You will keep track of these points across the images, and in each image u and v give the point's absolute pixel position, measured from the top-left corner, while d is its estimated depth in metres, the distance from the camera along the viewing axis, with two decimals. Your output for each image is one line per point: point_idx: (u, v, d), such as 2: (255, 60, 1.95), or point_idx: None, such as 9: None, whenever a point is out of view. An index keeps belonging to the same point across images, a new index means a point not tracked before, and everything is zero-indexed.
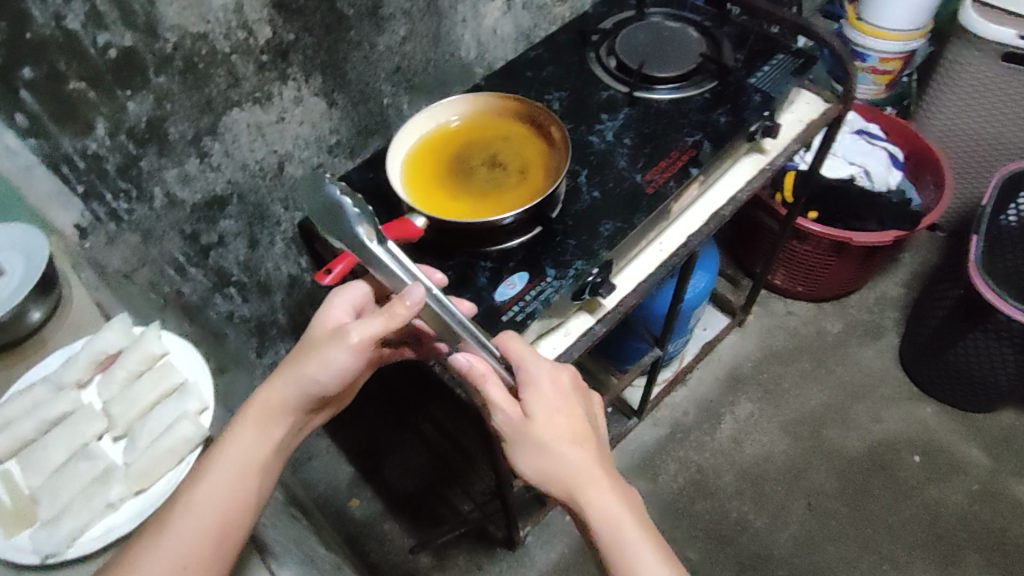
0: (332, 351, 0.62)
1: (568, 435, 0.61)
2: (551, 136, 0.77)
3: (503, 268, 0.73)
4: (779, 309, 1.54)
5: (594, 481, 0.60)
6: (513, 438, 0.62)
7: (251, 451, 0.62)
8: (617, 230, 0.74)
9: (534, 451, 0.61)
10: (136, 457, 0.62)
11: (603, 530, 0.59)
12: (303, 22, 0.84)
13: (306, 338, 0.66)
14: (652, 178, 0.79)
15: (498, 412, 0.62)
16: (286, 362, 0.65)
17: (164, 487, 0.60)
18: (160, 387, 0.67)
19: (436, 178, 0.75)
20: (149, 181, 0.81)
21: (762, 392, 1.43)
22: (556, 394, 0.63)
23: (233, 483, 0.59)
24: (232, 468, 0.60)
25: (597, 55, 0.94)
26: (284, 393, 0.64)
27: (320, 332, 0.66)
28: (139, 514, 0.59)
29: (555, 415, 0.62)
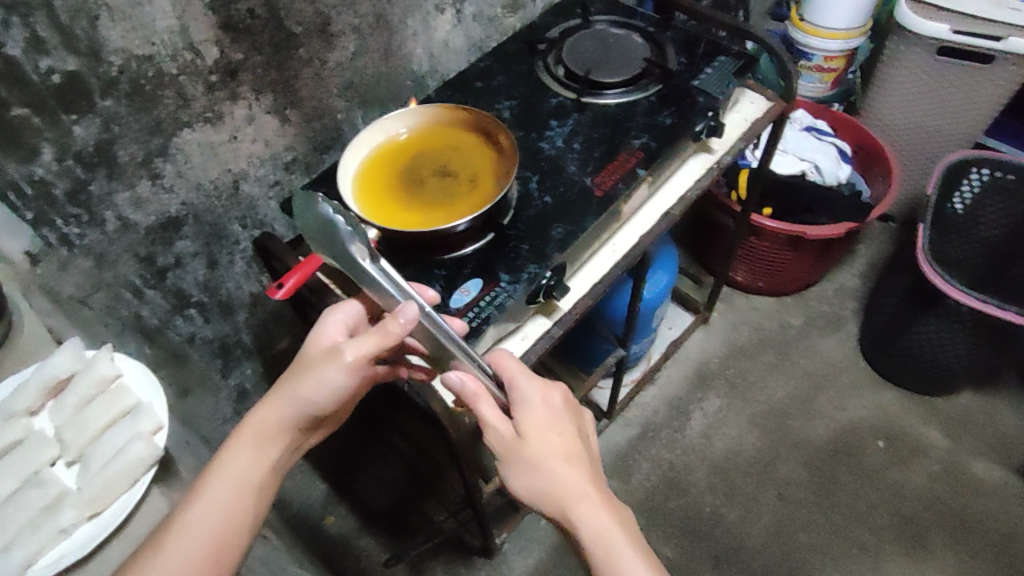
0: (328, 370, 0.61)
1: (561, 452, 0.61)
2: (500, 144, 0.78)
3: (457, 275, 0.74)
4: (742, 305, 1.57)
5: (587, 497, 0.60)
6: (503, 456, 0.61)
7: (247, 472, 0.62)
8: (567, 232, 0.76)
9: (527, 469, 0.60)
10: (87, 481, 0.61)
11: (596, 547, 0.58)
12: (251, 41, 0.85)
13: (301, 355, 0.64)
14: (601, 181, 0.81)
15: (490, 431, 0.61)
16: (281, 380, 0.63)
17: (119, 511, 0.60)
18: (114, 409, 0.66)
19: (388, 190, 0.76)
20: (101, 206, 0.81)
21: (729, 387, 1.46)
22: (547, 412, 0.62)
23: (228, 504, 0.60)
24: (228, 490, 0.61)
25: (545, 64, 0.95)
26: (280, 413, 0.62)
27: (314, 349, 0.64)
28: (92, 540, 0.59)
29: (547, 433, 0.61)
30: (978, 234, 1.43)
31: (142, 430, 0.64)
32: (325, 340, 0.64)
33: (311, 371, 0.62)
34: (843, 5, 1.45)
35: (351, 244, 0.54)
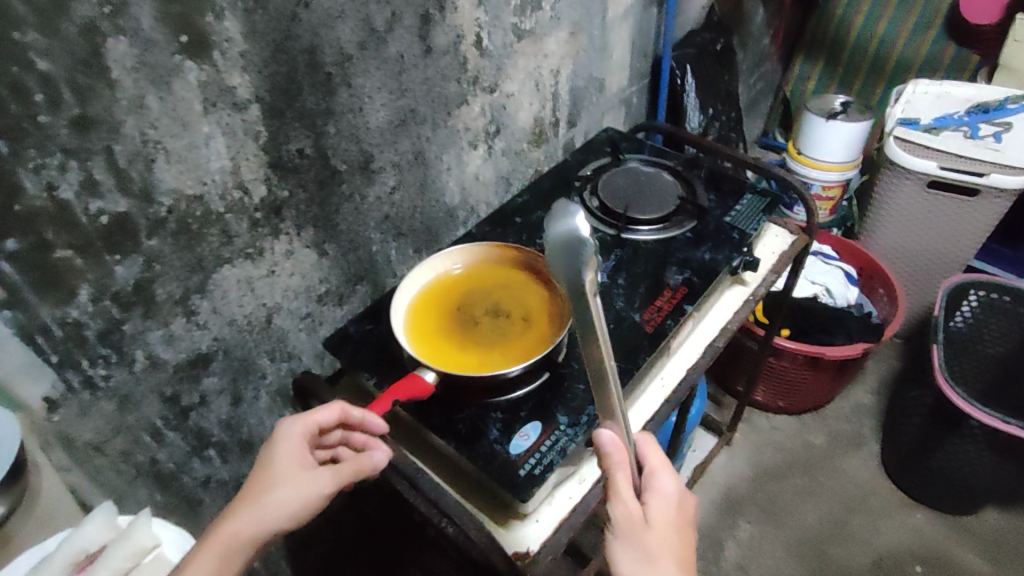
0: (309, 486, 0.62)
1: (676, 559, 0.60)
2: (551, 284, 0.78)
3: (515, 418, 0.70)
4: (762, 425, 1.54)
5: None
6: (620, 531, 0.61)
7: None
8: (623, 371, 0.74)
9: (640, 558, 0.59)
10: None
11: None
12: (297, 179, 0.85)
13: (260, 472, 0.64)
14: (650, 317, 0.80)
15: (619, 505, 0.61)
16: (256, 491, 0.61)
17: None
18: None
19: (440, 330, 0.74)
20: (131, 344, 0.78)
21: (761, 512, 1.39)
22: (676, 512, 0.62)
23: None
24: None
25: (581, 198, 0.97)
26: (256, 528, 0.59)
27: (288, 462, 0.64)
28: None
29: (669, 533, 0.61)
30: (983, 351, 1.44)
31: None
32: (288, 458, 0.64)
33: (290, 486, 0.62)
34: (837, 140, 1.55)
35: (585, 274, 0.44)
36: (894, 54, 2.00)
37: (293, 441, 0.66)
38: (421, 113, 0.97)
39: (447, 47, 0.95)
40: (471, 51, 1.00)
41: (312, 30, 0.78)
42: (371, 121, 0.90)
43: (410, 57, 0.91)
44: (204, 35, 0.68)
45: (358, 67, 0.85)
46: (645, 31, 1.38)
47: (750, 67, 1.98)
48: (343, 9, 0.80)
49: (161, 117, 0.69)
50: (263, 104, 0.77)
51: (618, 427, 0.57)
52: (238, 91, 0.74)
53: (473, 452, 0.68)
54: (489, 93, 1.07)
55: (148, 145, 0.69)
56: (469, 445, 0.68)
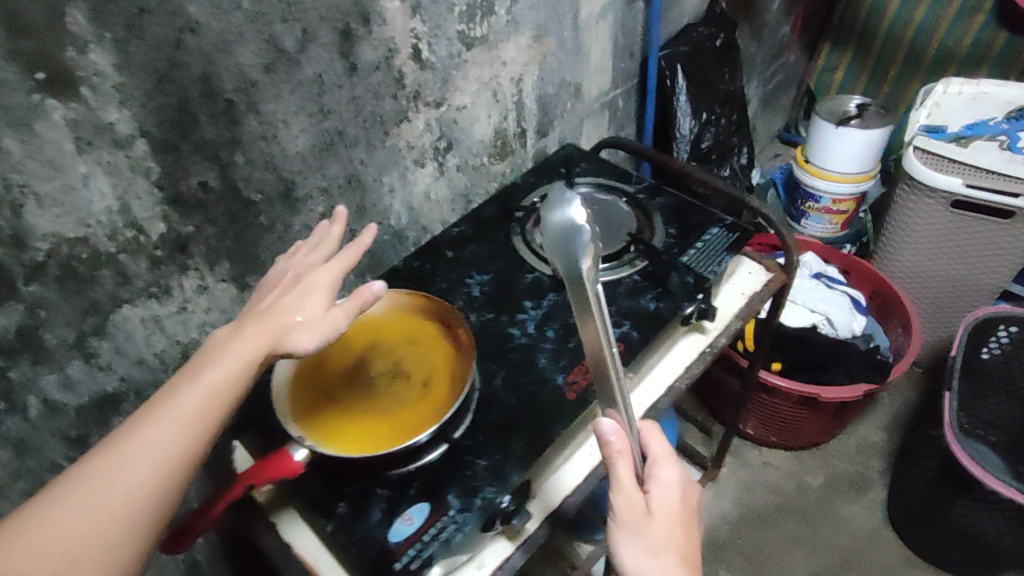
0: (334, 321, 0.58)
1: (679, 549, 0.57)
2: (459, 338, 0.70)
3: (402, 497, 0.64)
4: (755, 460, 1.44)
5: None
6: (623, 525, 0.58)
7: (207, 411, 0.50)
8: (532, 446, 0.66)
9: (643, 547, 0.57)
10: None
11: None
12: (204, 214, 0.79)
13: (289, 294, 0.59)
14: (575, 379, 0.71)
15: (621, 494, 0.57)
16: (274, 309, 0.57)
17: None
18: None
19: (330, 392, 0.67)
20: (24, 391, 0.73)
21: (745, 562, 1.29)
22: (682, 501, 0.59)
23: (178, 437, 0.48)
24: (175, 435, 0.49)
25: (522, 230, 0.88)
26: (260, 342, 0.55)
27: (310, 288, 0.59)
28: None
29: (673, 522, 0.58)
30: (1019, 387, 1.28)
31: None
32: (319, 290, 0.59)
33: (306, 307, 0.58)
34: (847, 149, 1.41)
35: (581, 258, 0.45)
36: (933, 45, 1.81)
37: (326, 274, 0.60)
38: (350, 134, 0.90)
39: (377, 63, 0.87)
40: (409, 64, 0.91)
41: (204, 57, 0.70)
42: (289, 148, 0.84)
43: (331, 77, 0.83)
44: (67, 70, 0.62)
45: (266, 91, 0.78)
46: (628, 30, 1.26)
47: (763, 60, 1.83)
48: (240, 31, 0.72)
49: (26, 160, 0.62)
50: (151, 138, 0.70)
51: (623, 417, 0.53)
52: (117, 126, 0.67)
53: (351, 537, 0.61)
54: (435, 108, 0.99)
55: (13, 190, 0.63)
56: (348, 528, 0.62)
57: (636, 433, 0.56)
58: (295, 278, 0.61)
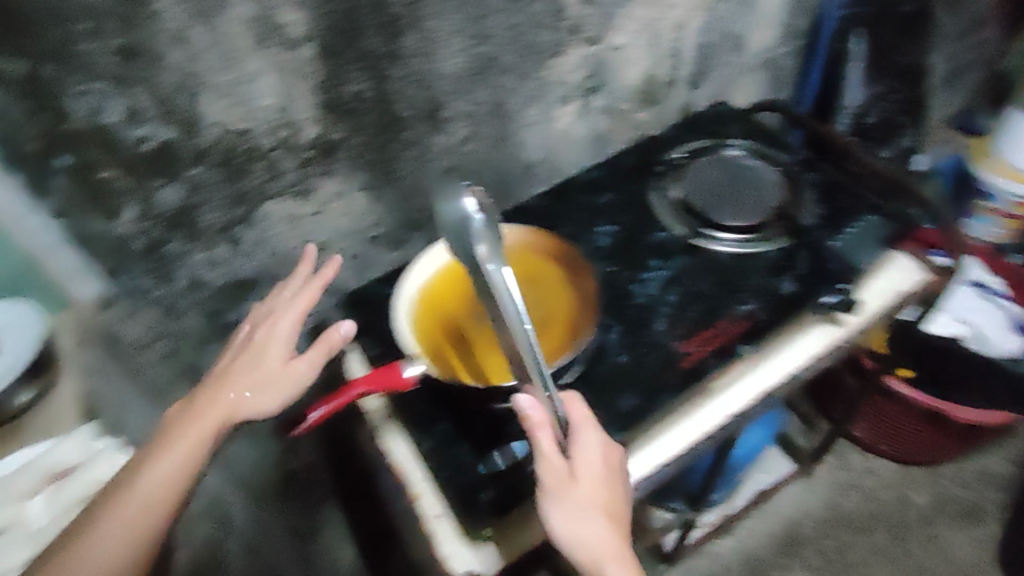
0: (288, 384, 0.67)
1: (605, 507, 0.57)
2: (582, 296, 0.69)
3: (501, 432, 0.65)
4: (857, 465, 1.36)
5: (620, 560, 0.56)
6: (549, 494, 0.56)
7: (177, 480, 0.61)
8: (636, 407, 0.65)
9: (571, 511, 0.56)
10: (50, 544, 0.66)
11: None
12: (353, 122, 0.81)
13: (244, 355, 0.68)
14: (692, 348, 0.69)
15: (545, 464, 0.56)
16: (240, 367, 0.67)
17: None
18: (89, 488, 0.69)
19: (448, 321, 0.69)
20: (176, 265, 0.80)
21: (823, 562, 1.25)
22: (605, 462, 0.58)
23: (157, 497, 0.60)
24: (148, 504, 0.60)
25: (660, 185, 0.84)
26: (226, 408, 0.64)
27: (266, 344, 0.68)
28: None
29: (600, 483, 0.57)
30: None
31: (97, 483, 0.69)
32: (278, 344, 0.68)
33: (264, 368, 0.66)
34: None
35: (477, 247, 0.50)
36: None
37: (281, 340, 0.68)
38: (504, 62, 0.88)
39: None
40: None
41: None
42: (443, 68, 0.83)
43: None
44: None
45: (431, 7, 0.77)
46: None
47: (954, 34, 1.62)
48: None
49: (207, 51, 0.66)
50: (319, 43, 0.72)
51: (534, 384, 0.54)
52: (291, 29, 0.70)
53: (449, 458, 0.64)
54: (591, 45, 0.95)
55: (190, 78, 0.67)
56: (447, 449, 0.65)
57: (552, 400, 0.56)
58: (252, 329, 0.70)
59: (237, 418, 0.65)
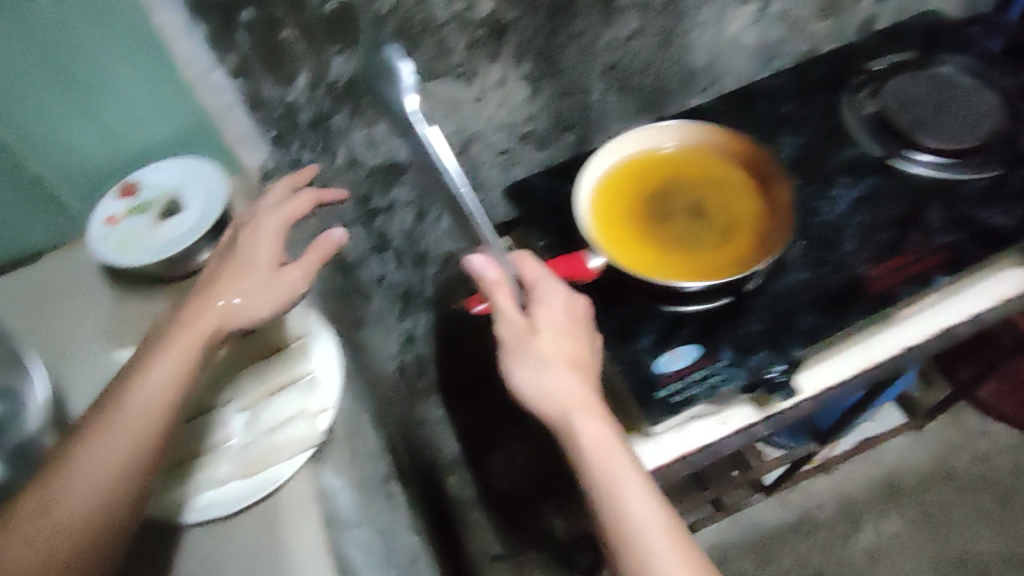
0: (284, 288, 0.55)
1: (568, 355, 0.58)
2: (775, 220, 0.65)
3: (673, 334, 0.63)
4: (971, 427, 1.28)
5: (590, 406, 0.56)
6: (513, 349, 0.58)
7: (166, 398, 0.48)
8: (817, 326, 0.62)
9: (534, 360, 0.57)
10: (249, 440, 0.54)
11: (593, 454, 0.54)
12: (528, 3, 0.76)
13: (226, 262, 0.56)
14: (882, 272, 0.64)
15: (503, 319, 0.59)
16: (220, 273, 0.55)
17: (269, 482, 0.52)
18: (292, 370, 0.58)
19: (627, 201, 0.68)
20: (337, 138, 0.77)
21: (920, 515, 1.21)
22: (567, 314, 0.60)
23: (131, 432, 0.45)
24: (137, 425, 0.46)
25: (854, 98, 0.78)
26: (208, 319, 0.52)
27: (244, 244, 0.56)
28: (249, 496, 0.51)
29: (560, 332, 0.58)
30: None
31: (308, 408, 0.55)
32: (265, 244, 0.56)
33: (245, 275, 0.55)
34: None
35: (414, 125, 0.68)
36: None
37: (269, 236, 0.57)
38: None
39: None
40: None
41: None
42: None
43: None
44: None
45: None
46: None
47: None
48: None
49: None
50: None
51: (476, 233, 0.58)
52: None
53: (619, 354, 0.63)
54: None
55: None
56: (617, 345, 0.63)
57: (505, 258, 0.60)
58: (238, 229, 0.58)
59: (229, 329, 0.53)
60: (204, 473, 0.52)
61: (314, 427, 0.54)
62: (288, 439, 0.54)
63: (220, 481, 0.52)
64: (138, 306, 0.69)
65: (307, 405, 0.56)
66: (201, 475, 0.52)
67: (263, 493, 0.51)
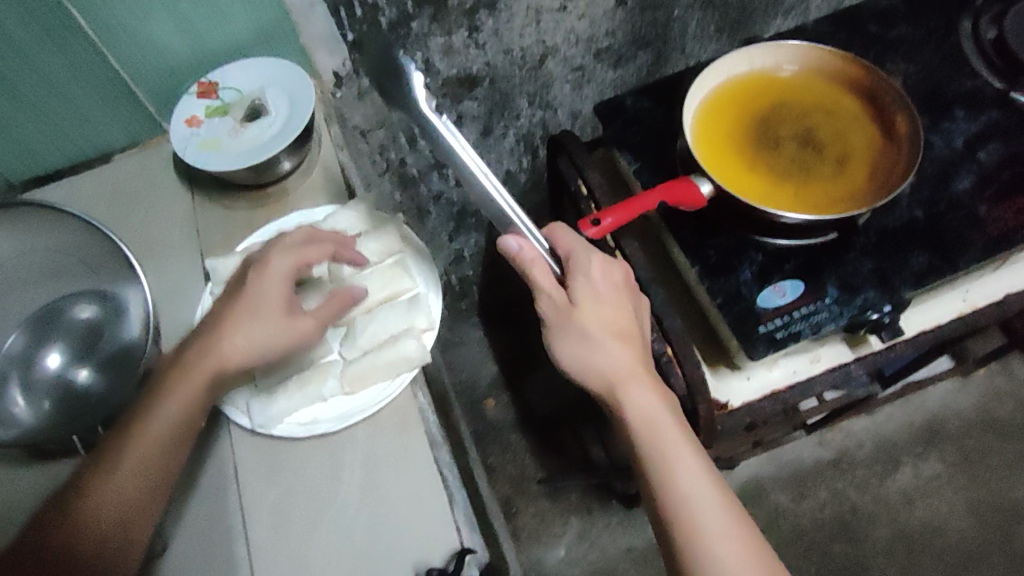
0: (288, 339, 0.55)
1: (613, 327, 0.57)
2: (893, 165, 0.60)
3: (775, 268, 0.61)
4: (1019, 375, 1.27)
5: (636, 377, 0.56)
6: (555, 327, 0.59)
7: (176, 426, 0.53)
8: (932, 267, 0.59)
9: (577, 337, 0.57)
10: (353, 355, 0.59)
11: (637, 427, 0.55)
12: None
13: (238, 301, 0.56)
14: (1002, 215, 0.61)
15: (543, 298, 0.58)
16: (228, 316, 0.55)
17: (377, 397, 0.58)
18: (391, 288, 0.62)
19: (736, 122, 0.64)
20: (415, 44, 0.71)
21: (960, 458, 1.22)
22: (608, 285, 0.58)
23: (141, 477, 0.51)
24: (143, 464, 0.51)
25: (975, 23, 0.72)
26: (212, 365, 0.54)
27: (255, 288, 0.55)
28: (347, 416, 0.58)
29: (603, 304, 0.57)
30: None
31: (414, 326, 0.61)
32: (277, 289, 0.55)
33: (252, 320, 0.55)
34: None
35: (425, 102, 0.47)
36: None
37: (277, 278, 0.56)
38: None
39: None
40: None
41: None
42: None
43: None
44: None
45: None
46: None
47: None
48: None
49: None
50: None
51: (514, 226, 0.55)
52: None
53: (719, 286, 0.60)
54: None
55: None
56: (715, 276, 0.61)
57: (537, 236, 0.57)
58: (250, 265, 0.57)
59: (235, 371, 0.55)
60: (313, 384, 0.58)
61: (422, 343, 0.59)
62: (394, 356, 0.58)
63: (327, 395, 0.58)
64: (224, 214, 0.69)
65: (410, 323, 0.61)
66: (311, 386, 0.58)
67: (367, 412, 0.58)
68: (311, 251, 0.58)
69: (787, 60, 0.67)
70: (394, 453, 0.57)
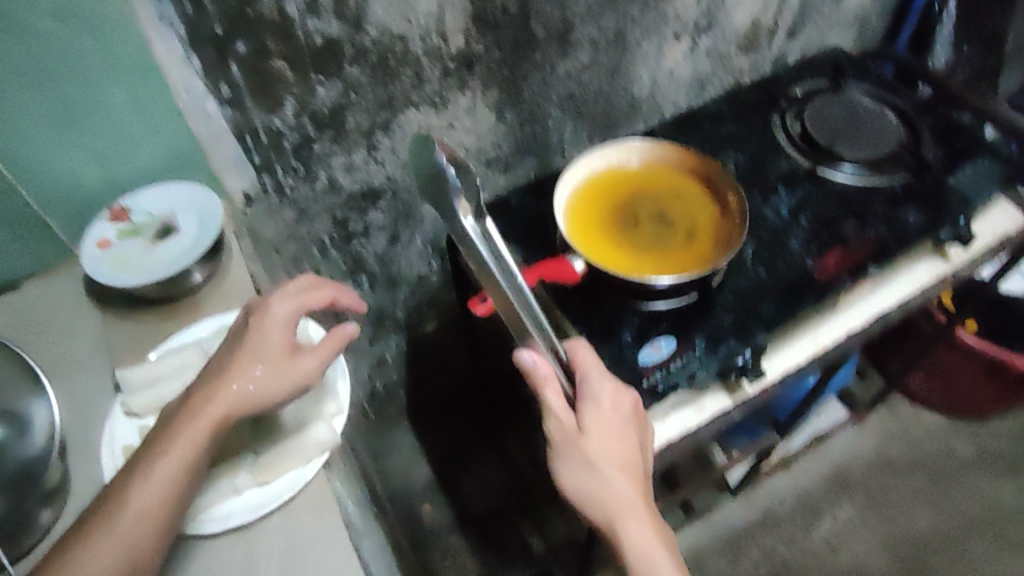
0: (291, 378, 0.56)
1: (618, 460, 0.58)
2: (727, 235, 0.72)
3: (651, 328, 0.69)
4: (903, 414, 1.40)
5: (636, 514, 0.58)
6: (560, 448, 0.59)
7: (175, 484, 0.50)
8: (778, 313, 0.70)
9: (581, 466, 0.58)
10: (264, 446, 0.60)
11: (635, 563, 0.57)
12: (495, 36, 0.80)
13: (240, 343, 0.57)
14: (825, 265, 0.73)
15: (552, 419, 0.59)
16: (234, 358, 0.56)
17: (287, 484, 0.59)
18: None
19: (601, 205, 0.75)
20: (317, 163, 0.80)
21: (868, 499, 1.31)
22: (615, 415, 0.60)
23: (128, 542, 0.48)
24: (135, 524, 0.48)
25: (784, 120, 0.88)
26: (218, 408, 0.53)
27: (260, 330, 0.57)
28: (260, 505, 0.58)
29: (610, 435, 0.59)
30: None
31: (323, 411, 0.63)
32: (279, 330, 0.57)
33: (256, 353, 0.56)
34: None
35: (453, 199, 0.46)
36: None
37: (279, 324, 0.58)
38: None
39: None
40: None
41: None
42: None
43: None
44: None
45: None
46: None
47: None
48: None
49: None
50: None
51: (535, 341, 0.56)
52: None
53: (605, 349, 0.68)
54: None
55: None
56: (601, 341, 0.69)
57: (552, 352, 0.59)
58: (250, 313, 0.60)
59: (245, 412, 0.55)
60: (225, 479, 0.59)
61: (332, 427, 0.62)
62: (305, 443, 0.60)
63: (240, 488, 0.58)
64: (136, 325, 0.71)
65: (320, 409, 0.63)
66: (223, 481, 0.58)
67: (280, 502, 0.58)
68: (307, 303, 0.60)
69: (642, 156, 0.80)
70: (312, 541, 0.57)
